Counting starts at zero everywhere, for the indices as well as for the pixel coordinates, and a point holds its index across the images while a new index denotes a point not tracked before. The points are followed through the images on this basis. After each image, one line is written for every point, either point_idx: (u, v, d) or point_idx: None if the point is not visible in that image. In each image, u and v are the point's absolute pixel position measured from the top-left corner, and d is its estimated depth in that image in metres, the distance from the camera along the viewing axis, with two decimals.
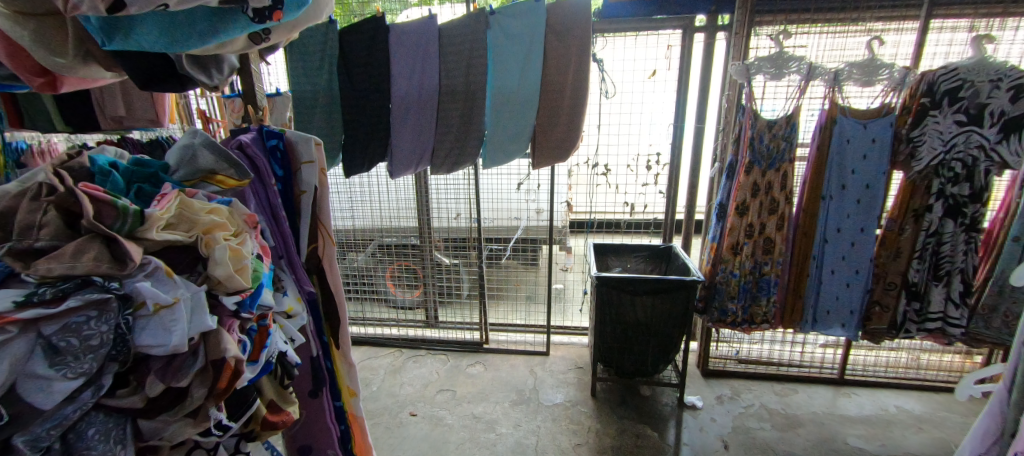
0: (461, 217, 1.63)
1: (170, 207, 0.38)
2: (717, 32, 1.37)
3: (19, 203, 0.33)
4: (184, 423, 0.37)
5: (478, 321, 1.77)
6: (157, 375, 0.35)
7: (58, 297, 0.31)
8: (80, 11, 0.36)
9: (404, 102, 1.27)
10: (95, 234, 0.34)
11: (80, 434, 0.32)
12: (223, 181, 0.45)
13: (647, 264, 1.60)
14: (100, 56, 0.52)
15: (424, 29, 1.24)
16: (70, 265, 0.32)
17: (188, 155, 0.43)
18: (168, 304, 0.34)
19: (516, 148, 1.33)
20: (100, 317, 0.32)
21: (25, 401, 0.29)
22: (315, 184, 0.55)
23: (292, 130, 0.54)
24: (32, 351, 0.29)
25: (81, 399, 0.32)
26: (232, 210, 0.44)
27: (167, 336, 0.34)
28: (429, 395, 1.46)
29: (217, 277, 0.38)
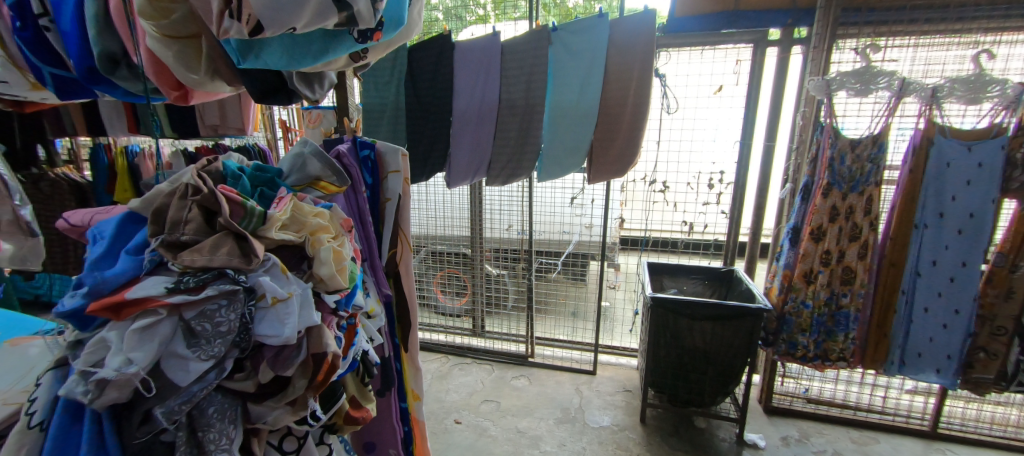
0: (513, 229, 1.64)
1: (286, 209, 0.42)
2: (793, 46, 1.29)
3: (170, 200, 0.38)
4: (284, 411, 0.40)
5: (524, 334, 1.76)
6: (268, 363, 0.38)
7: (198, 286, 0.35)
8: (228, 34, 0.42)
9: (465, 115, 1.32)
10: (228, 232, 0.38)
11: (203, 410, 0.36)
12: (326, 187, 0.49)
13: (707, 287, 1.51)
14: (226, 73, 0.58)
15: (487, 45, 1.29)
16: (209, 258, 0.36)
17: (298, 162, 0.48)
18: (284, 298, 0.37)
19: (573, 162, 1.32)
20: (229, 305, 0.36)
21: (168, 376, 0.34)
22: (399, 192, 0.58)
23: (382, 142, 0.58)
24: (175, 332, 0.34)
25: (208, 381, 0.35)
26: (332, 213, 0.47)
27: (281, 328, 0.37)
28: (474, 404, 1.47)
29: (321, 275, 0.42)
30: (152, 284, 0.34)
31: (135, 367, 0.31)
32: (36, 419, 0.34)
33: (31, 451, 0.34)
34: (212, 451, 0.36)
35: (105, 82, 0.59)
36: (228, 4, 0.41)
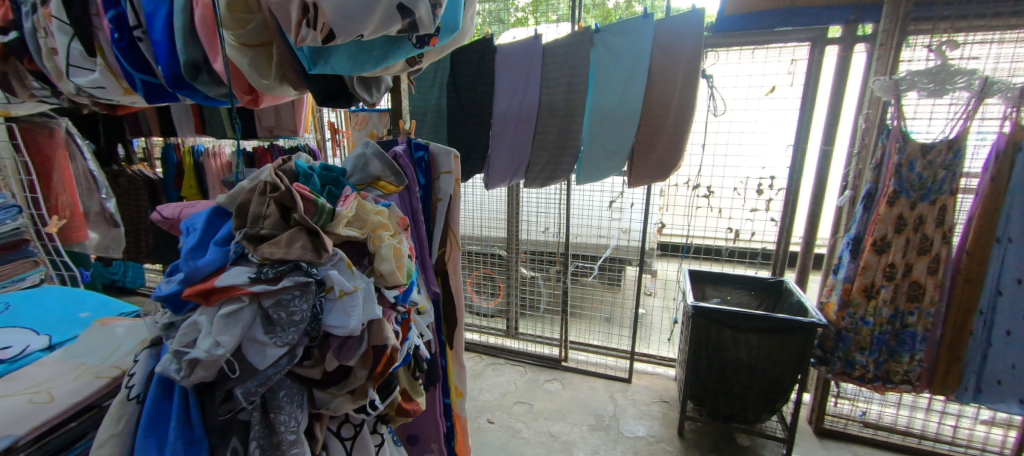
0: (549, 231, 1.63)
1: (352, 207, 0.45)
2: (856, 44, 1.21)
3: (251, 197, 0.41)
4: (345, 399, 0.43)
5: (558, 337, 1.76)
6: (333, 353, 0.40)
7: (276, 277, 0.38)
8: (304, 42, 0.46)
9: (505, 117, 1.33)
10: (302, 227, 0.41)
11: (275, 394, 0.39)
12: (385, 187, 0.51)
13: (752, 298, 1.44)
14: (292, 78, 0.61)
15: (529, 49, 1.29)
16: (286, 251, 0.39)
17: (361, 163, 0.51)
18: (350, 291, 0.40)
19: (613, 165, 1.30)
20: (302, 296, 0.38)
21: (248, 359, 0.36)
22: (450, 193, 0.60)
23: (436, 143, 0.59)
24: (254, 319, 0.37)
25: (281, 366, 0.37)
26: (391, 212, 0.49)
27: (346, 319, 0.39)
28: (507, 405, 1.47)
29: (382, 271, 0.44)
30: (237, 273, 0.36)
31: (222, 349, 0.34)
32: (135, 391, 0.38)
33: (131, 419, 0.38)
34: (283, 432, 0.39)
35: (188, 88, 0.64)
36: (305, 14, 0.44)
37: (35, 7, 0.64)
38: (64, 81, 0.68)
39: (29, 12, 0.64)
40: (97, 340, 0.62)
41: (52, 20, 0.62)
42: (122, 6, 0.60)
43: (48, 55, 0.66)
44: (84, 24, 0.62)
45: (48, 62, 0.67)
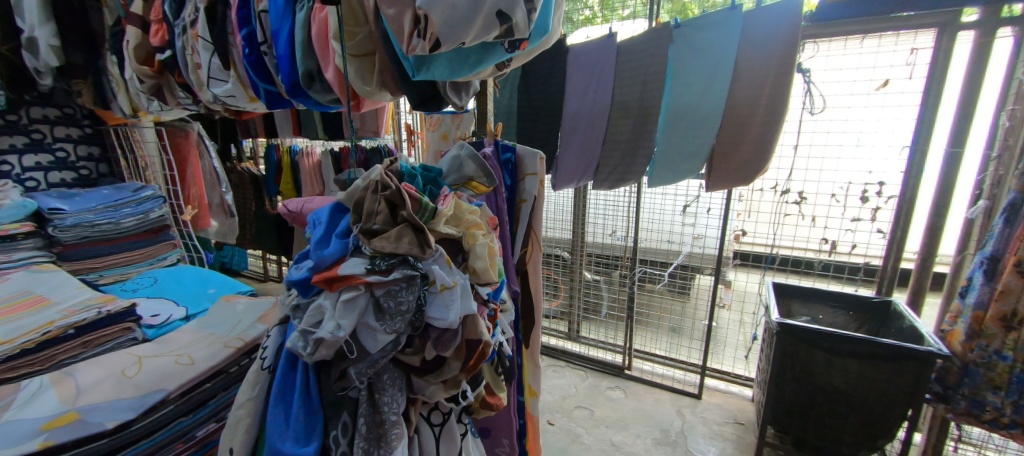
0: (616, 235, 1.59)
1: (450, 206, 0.47)
2: (1000, 28, 1.01)
3: (365, 194, 0.45)
4: (439, 387, 0.46)
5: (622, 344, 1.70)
6: (432, 343, 0.43)
7: (387, 269, 0.41)
8: (414, 52, 0.49)
9: (575, 118, 1.31)
10: (409, 224, 0.44)
11: (380, 377, 0.44)
12: (477, 188, 0.53)
13: (851, 319, 1.29)
14: (391, 85, 0.65)
15: (603, 47, 1.25)
16: (395, 246, 0.42)
17: (456, 164, 0.53)
18: (450, 286, 0.43)
19: (689, 167, 1.24)
20: (409, 287, 0.42)
21: (362, 343, 0.40)
22: (535, 194, 0.61)
23: (522, 145, 0.61)
24: (368, 307, 0.41)
25: (387, 351, 0.41)
26: (482, 211, 0.51)
27: (446, 313, 0.42)
28: (567, 408, 1.46)
29: (476, 268, 0.46)
30: (355, 264, 0.41)
31: (342, 331, 0.39)
32: (268, 362, 0.44)
33: (263, 386, 0.44)
34: (386, 411, 0.44)
35: (303, 95, 0.71)
36: (416, 24, 0.47)
37: (184, 28, 0.75)
38: (205, 90, 0.79)
39: (180, 33, 0.75)
40: (224, 313, 0.73)
41: (198, 39, 0.73)
42: (252, 25, 0.69)
43: (194, 69, 0.77)
44: (222, 42, 0.72)
45: (194, 75, 0.78)
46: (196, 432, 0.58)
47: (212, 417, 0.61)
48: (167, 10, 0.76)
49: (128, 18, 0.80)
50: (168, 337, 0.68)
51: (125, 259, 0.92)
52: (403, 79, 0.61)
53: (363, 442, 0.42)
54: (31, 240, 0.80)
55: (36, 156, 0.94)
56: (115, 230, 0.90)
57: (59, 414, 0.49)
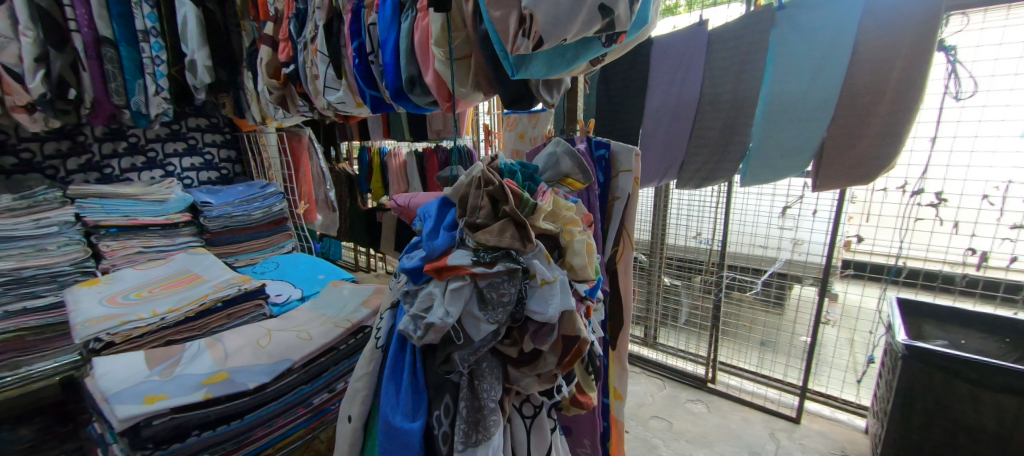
0: (700, 238, 1.49)
1: (549, 201, 0.48)
2: None
3: (469, 190, 0.47)
4: (533, 380, 0.47)
5: (705, 355, 1.59)
6: (530, 336, 0.44)
7: (491, 261, 0.43)
8: (518, 51, 0.51)
9: (658, 113, 1.25)
10: (510, 218, 0.45)
11: (479, 365, 0.46)
12: (572, 184, 0.54)
13: (1005, 348, 1.10)
14: (484, 86, 0.68)
15: (692, 37, 1.16)
16: (499, 239, 0.44)
17: (552, 161, 0.54)
18: (549, 281, 0.44)
19: (793, 164, 1.11)
20: (511, 280, 0.43)
21: (466, 330, 0.43)
22: (629, 192, 0.60)
23: (616, 141, 0.60)
24: (472, 297, 0.43)
25: (488, 340, 0.43)
26: (577, 208, 0.52)
27: (545, 307, 0.42)
28: (643, 417, 1.40)
29: (574, 265, 0.47)
30: (461, 256, 0.43)
31: (451, 318, 0.41)
32: (382, 342, 0.49)
33: (377, 363, 0.49)
34: (485, 398, 0.45)
35: (404, 99, 0.76)
36: (522, 24, 0.49)
37: (306, 45, 0.85)
38: (320, 98, 0.87)
39: (302, 49, 0.86)
40: (333, 296, 0.81)
41: (318, 54, 0.82)
42: (362, 37, 0.76)
43: (313, 80, 0.86)
44: (336, 55, 0.80)
45: (311, 84, 0.87)
46: (312, 399, 0.66)
47: (325, 388, 0.68)
48: (291, 29, 0.87)
49: (261, 39, 0.93)
50: (290, 315, 0.77)
51: (253, 246, 1.07)
52: (498, 78, 0.62)
53: (463, 424, 0.44)
54: (188, 228, 1.01)
55: (192, 158, 1.14)
56: (247, 221, 1.05)
57: (214, 372, 0.59)
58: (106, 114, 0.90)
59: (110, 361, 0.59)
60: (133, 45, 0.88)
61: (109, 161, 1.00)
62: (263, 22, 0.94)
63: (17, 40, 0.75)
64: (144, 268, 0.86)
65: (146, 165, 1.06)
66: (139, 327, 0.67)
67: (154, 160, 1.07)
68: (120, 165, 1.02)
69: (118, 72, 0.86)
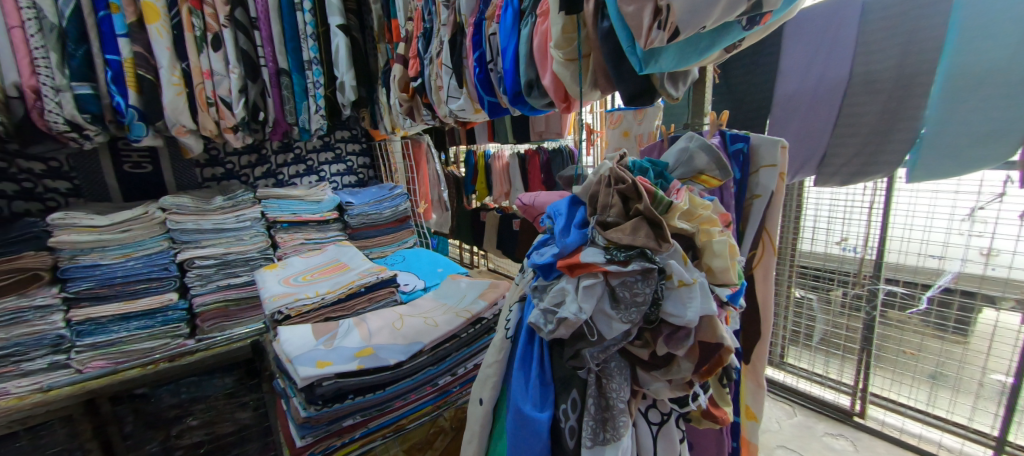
0: (846, 244, 1.29)
1: (684, 199, 0.46)
2: None
3: (599, 188, 0.47)
4: (664, 385, 0.45)
5: (851, 384, 1.36)
6: (664, 340, 0.43)
7: (625, 260, 0.43)
8: (651, 45, 0.49)
9: (790, 100, 1.09)
10: (644, 217, 0.44)
11: (608, 363, 0.46)
12: (707, 181, 0.51)
13: None
14: (602, 83, 0.67)
15: (839, 7, 0.99)
16: (633, 238, 0.43)
17: (685, 157, 0.51)
18: (689, 283, 0.41)
19: (988, 153, 0.86)
20: (645, 280, 0.42)
21: (598, 328, 0.43)
22: (773, 189, 0.54)
23: (758, 133, 0.55)
24: (604, 295, 0.43)
25: (618, 340, 0.43)
26: (714, 206, 0.48)
27: (683, 310, 0.41)
28: (767, 445, 1.25)
29: (713, 267, 0.44)
30: (594, 254, 0.43)
31: (584, 314, 0.41)
32: (511, 332, 0.52)
33: (506, 351, 0.52)
34: (614, 398, 0.45)
35: (522, 102, 0.79)
36: (657, 16, 0.47)
37: (432, 59, 0.94)
38: (443, 106, 0.96)
39: (429, 63, 0.95)
40: (452, 288, 0.88)
41: (443, 67, 0.90)
42: (483, 48, 0.81)
43: (437, 90, 0.95)
44: (459, 66, 0.87)
45: (435, 95, 0.96)
46: (438, 380, 0.73)
47: (448, 371, 0.74)
48: (420, 47, 0.97)
49: (395, 58, 1.06)
50: (417, 303, 0.86)
51: (382, 241, 1.23)
52: (618, 76, 0.61)
53: (592, 421, 0.44)
54: (335, 224, 1.20)
55: (337, 165, 1.35)
56: (379, 218, 1.21)
57: (362, 347, 0.69)
58: (282, 131, 1.12)
59: (289, 330, 0.72)
60: (301, 73, 1.07)
61: (281, 169, 1.25)
62: (396, 43, 1.07)
63: (227, 76, 0.97)
64: (307, 256, 1.04)
65: (306, 171, 1.30)
66: (307, 303, 0.81)
67: (311, 168, 1.30)
68: (289, 172, 1.26)
69: (291, 96, 1.06)
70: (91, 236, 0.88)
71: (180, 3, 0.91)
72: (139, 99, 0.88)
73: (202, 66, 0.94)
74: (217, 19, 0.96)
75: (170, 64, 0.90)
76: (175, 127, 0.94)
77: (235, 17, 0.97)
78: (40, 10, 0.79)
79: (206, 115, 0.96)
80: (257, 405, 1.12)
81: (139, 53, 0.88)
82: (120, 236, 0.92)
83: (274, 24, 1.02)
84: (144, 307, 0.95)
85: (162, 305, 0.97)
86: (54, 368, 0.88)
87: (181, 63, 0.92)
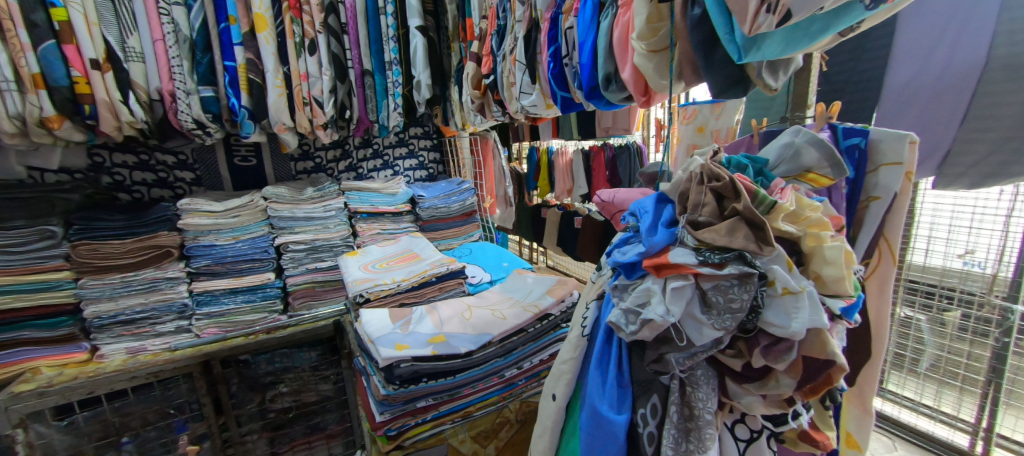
0: (972, 258, 1.11)
1: (790, 199, 0.42)
2: None
3: (689, 185, 0.45)
4: (758, 400, 0.42)
5: (970, 419, 1.14)
6: (761, 351, 0.40)
7: (721, 262, 0.40)
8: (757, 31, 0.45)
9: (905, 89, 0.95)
10: (742, 217, 0.41)
11: (694, 372, 0.43)
12: (815, 180, 0.46)
13: None
14: (689, 75, 0.62)
15: None
16: (729, 240, 0.40)
17: (790, 153, 0.47)
18: (795, 291, 0.37)
19: None
20: (743, 285, 0.39)
21: (687, 333, 0.41)
22: (896, 190, 0.48)
23: (879, 127, 0.49)
24: (694, 299, 0.41)
25: (708, 347, 0.41)
26: (824, 208, 0.44)
27: (788, 321, 0.37)
28: None
29: (825, 275, 0.40)
30: (684, 255, 0.41)
31: (673, 318, 0.39)
32: (587, 330, 0.51)
33: (582, 350, 0.51)
34: (700, 409, 0.43)
35: (598, 97, 0.77)
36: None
37: (505, 56, 0.95)
38: (514, 103, 0.96)
39: (502, 61, 0.96)
40: (519, 282, 0.89)
41: (516, 63, 0.91)
42: (558, 42, 0.81)
43: (509, 87, 0.96)
44: (532, 62, 0.88)
45: (508, 92, 0.97)
46: (504, 372, 0.74)
47: (515, 364, 0.75)
48: (493, 44, 0.99)
49: (469, 57, 1.09)
50: (485, 295, 0.88)
51: (449, 234, 1.28)
52: (707, 65, 0.57)
53: (675, 429, 0.43)
54: (408, 216, 1.27)
55: (409, 160, 1.43)
56: (448, 211, 1.27)
57: (435, 334, 0.72)
58: (364, 128, 1.21)
59: (369, 313, 0.78)
60: (382, 73, 1.14)
61: (361, 163, 1.35)
62: (470, 42, 1.10)
63: (320, 78, 1.06)
64: (383, 245, 1.11)
65: (382, 166, 1.39)
66: (385, 289, 0.86)
67: (386, 163, 1.39)
68: (368, 166, 1.36)
69: (373, 95, 1.14)
70: (210, 220, 1.02)
71: (283, 13, 1.02)
72: (250, 100, 0.99)
73: (300, 70, 1.04)
74: (314, 25, 1.05)
75: (274, 68, 1.01)
76: (277, 125, 1.04)
77: (328, 23, 1.07)
78: (176, 24, 0.92)
79: (302, 114, 1.06)
80: (337, 379, 1.23)
81: (251, 59, 0.99)
82: (231, 221, 1.04)
83: (361, 28, 1.11)
84: (249, 284, 1.08)
85: (262, 283, 1.10)
86: (179, 331, 1.05)
87: (284, 67, 1.03)
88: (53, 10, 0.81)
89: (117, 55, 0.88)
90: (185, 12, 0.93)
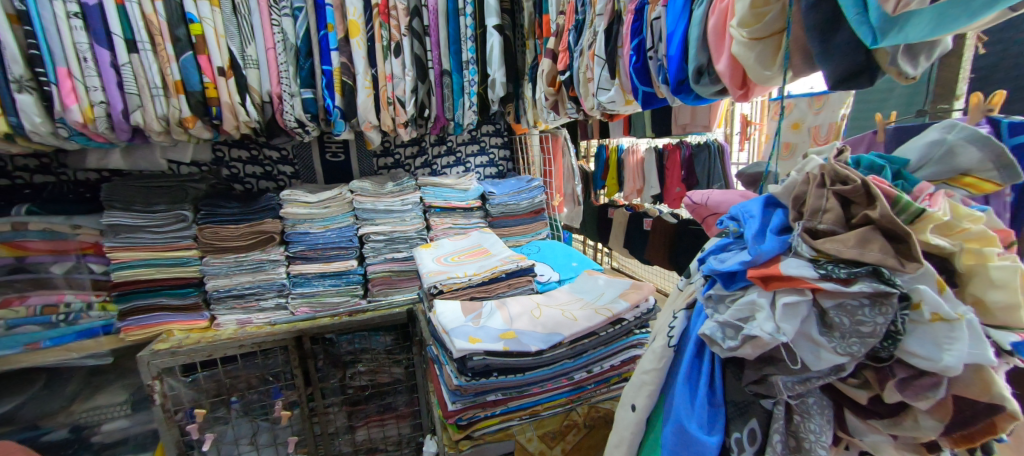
0: None
1: (943, 207, 0.35)
2: None
3: (806, 188, 0.39)
4: (886, 440, 0.36)
5: None
6: (895, 385, 0.34)
7: (848, 277, 0.35)
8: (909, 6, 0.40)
9: None
10: (876, 227, 0.35)
11: (806, 399, 0.38)
12: (974, 185, 0.38)
13: None
14: (801, 62, 0.54)
15: None
16: (860, 253, 0.34)
17: (940, 152, 0.39)
18: (951, 318, 0.31)
19: None
20: (876, 307, 0.33)
21: (801, 356, 0.36)
22: None
23: None
24: (811, 317, 0.36)
25: (826, 373, 0.36)
26: (989, 219, 0.37)
27: (939, 353, 0.31)
28: None
29: (992, 300, 0.33)
30: (801, 266, 0.36)
31: (784, 336, 0.35)
32: (674, 341, 0.48)
33: (667, 362, 0.48)
34: (812, 443, 0.38)
35: (686, 91, 0.71)
36: None
37: (583, 51, 0.93)
38: (590, 99, 0.94)
39: (579, 57, 0.95)
40: (590, 284, 0.87)
41: (594, 58, 0.89)
42: (642, 34, 0.77)
43: (586, 83, 0.94)
44: (612, 56, 0.84)
45: (583, 88, 0.95)
46: (573, 375, 0.73)
47: (585, 367, 0.74)
48: (571, 40, 0.97)
49: (544, 53, 1.08)
50: (554, 294, 0.88)
51: (516, 230, 1.31)
52: (824, 52, 0.50)
53: None
54: (478, 211, 1.30)
55: (480, 157, 1.47)
56: (517, 208, 1.28)
57: (505, 330, 0.72)
58: (440, 126, 1.26)
59: (443, 304, 0.81)
60: (460, 72, 1.18)
61: (435, 160, 1.41)
62: (546, 38, 1.10)
63: (404, 78, 1.13)
64: (455, 239, 1.15)
65: (454, 163, 1.44)
66: (457, 282, 0.89)
67: (459, 160, 1.44)
68: (441, 163, 1.42)
69: (450, 94, 1.18)
70: (305, 210, 1.13)
71: (374, 18, 1.09)
72: (343, 101, 1.08)
73: (386, 71, 1.11)
74: (399, 29, 1.12)
75: (364, 71, 1.08)
76: (365, 123, 1.11)
77: (412, 26, 1.13)
78: (285, 33, 1.04)
79: (386, 112, 1.13)
80: (408, 363, 1.30)
81: (344, 63, 1.07)
82: (323, 211, 1.15)
83: (442, 29, 1.15)
84: (335, 269, 1.18)
85: (347, 269, 1.20)
86: (278, 308, 1.18)
87: (372, 69, 1.10)
88: (191, 25, 0.95)
89: (238, 62, 1.00)
90: (292, 22, 1.06)
